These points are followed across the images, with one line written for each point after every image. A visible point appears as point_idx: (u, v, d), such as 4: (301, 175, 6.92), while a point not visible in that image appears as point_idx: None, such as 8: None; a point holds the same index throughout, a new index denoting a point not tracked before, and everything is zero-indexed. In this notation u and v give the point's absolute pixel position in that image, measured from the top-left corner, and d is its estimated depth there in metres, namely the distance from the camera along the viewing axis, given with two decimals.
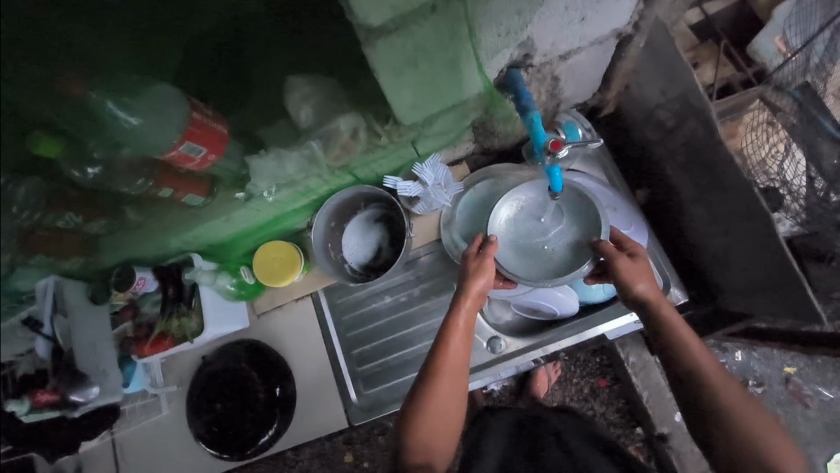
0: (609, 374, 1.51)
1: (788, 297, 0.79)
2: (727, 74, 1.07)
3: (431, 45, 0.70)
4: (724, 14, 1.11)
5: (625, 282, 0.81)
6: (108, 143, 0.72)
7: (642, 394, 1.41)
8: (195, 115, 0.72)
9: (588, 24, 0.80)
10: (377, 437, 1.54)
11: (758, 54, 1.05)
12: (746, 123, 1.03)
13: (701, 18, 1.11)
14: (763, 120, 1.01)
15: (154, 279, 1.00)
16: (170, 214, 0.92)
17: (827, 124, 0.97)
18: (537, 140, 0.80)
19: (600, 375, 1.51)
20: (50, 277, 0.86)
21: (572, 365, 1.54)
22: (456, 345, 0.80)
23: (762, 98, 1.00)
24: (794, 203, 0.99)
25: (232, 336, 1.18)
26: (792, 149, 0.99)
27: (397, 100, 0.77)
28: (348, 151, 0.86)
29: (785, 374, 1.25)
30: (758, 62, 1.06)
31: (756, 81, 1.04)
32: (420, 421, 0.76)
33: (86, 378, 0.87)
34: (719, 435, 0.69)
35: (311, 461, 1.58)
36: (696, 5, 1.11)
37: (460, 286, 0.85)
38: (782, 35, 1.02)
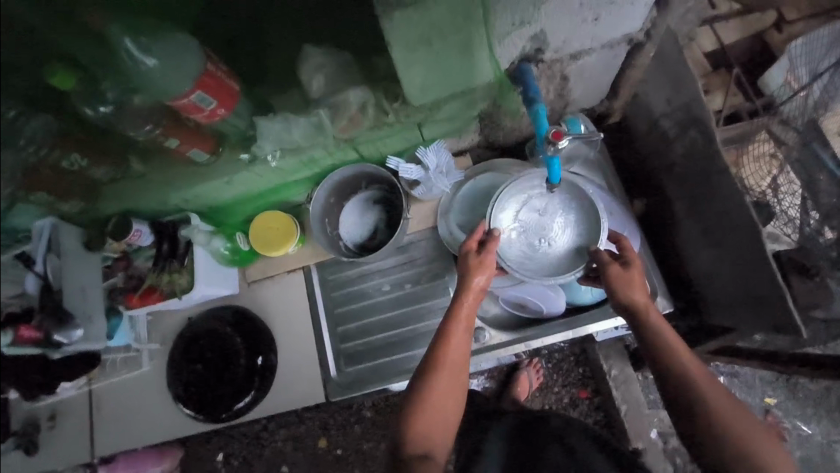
0: (591, 386, 1.52)
1: (769, 311, 0.81)
2: (736, 103, 1.09)
3: (445, 25, 0.72)
4: (738, 43, 1.14)
5: (619, 289, 0.81)
6: (122, 87, 0.75)
7: (620, 408, 1.42)
8: (210, 67, 0.74)
9: (601, 26, 0.82)
10: (354, 424, 1.55)
11: (768, 87, 1.07)
12: (750, 153, 1.01)
13: (717, 46, 1.14)
14: (767, 152, 1.01)
15: (150, 233, 1.01)
16: (174, 169, 0.93)
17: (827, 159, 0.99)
18: (539, 131, 0.82)
19: (581, 386, 1.52)
20: (47, 219, 0.88)
21: (554, 374, 1.55)
22: (458, 339, 0.82)
23: (768, 129, 1.01)
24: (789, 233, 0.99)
25: (219, 301, 1.19)
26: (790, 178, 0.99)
27: (407, 76, 0.79)
28: (355, 124, 0.87)
29: (765, 405, 1.27)
30: (767, 94, 1.08)
31: (763, 112, 1.06)
32: (421, 412, 0.77)
33: (72, 319, 0.88)
34: (710, 441, 0.69)
35: (284, 442, 1.58)
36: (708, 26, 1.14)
37: (461, 280, 0.86)
38: (792, 69, 1.04)
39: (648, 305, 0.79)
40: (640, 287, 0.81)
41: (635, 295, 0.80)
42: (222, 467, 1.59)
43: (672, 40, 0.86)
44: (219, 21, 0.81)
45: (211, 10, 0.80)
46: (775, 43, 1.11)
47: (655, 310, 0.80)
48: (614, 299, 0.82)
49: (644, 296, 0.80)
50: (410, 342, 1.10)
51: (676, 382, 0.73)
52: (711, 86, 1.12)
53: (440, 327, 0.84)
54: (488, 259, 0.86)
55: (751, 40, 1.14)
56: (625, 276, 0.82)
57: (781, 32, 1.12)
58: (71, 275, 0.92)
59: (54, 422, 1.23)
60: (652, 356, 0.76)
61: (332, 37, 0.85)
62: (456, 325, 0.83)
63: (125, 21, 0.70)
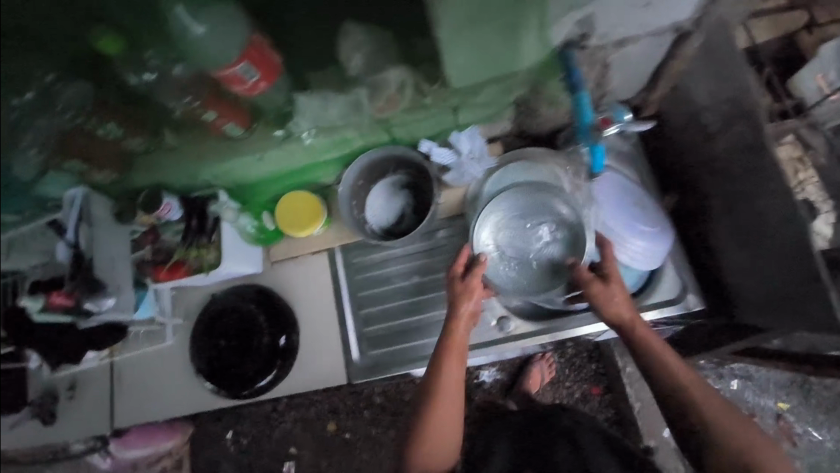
0: (602, 383, 1.50)
1: (808, 311, 0.79)
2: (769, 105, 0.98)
3: (492, 8, 0.74)
4: None
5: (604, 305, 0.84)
6: (164, 58, 0.79)
7: (634, 406, 1.39)
8: (254, 38, 0.73)
9: (651, 12, 0.80)
10: (363, 410, 1.55)
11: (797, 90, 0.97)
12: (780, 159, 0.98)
13: None
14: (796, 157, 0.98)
15: (179, 208, 1.00)
16: (207, 143, 0.92)
17: None
18: (583, 120, 0.82)
19: (593, 382, 1.51)
20: (79, 188, 0.90)
21: (566, 369, 1.53)
22: (453, 357, 0.87)
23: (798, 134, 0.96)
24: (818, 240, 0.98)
25: (242, 279, 1.18)
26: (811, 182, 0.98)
27: (451, 56, 0.78)
28: (392, 105, 0.86)
29: (777, 409, 1.26)
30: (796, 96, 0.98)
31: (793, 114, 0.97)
32: (426, 429, 0.83)
33: (104, 288, 0.87)
34: (714, 461, 0.72)
35: (293, 423, 1.60)
36: None
37: (451, 304, 0.90)
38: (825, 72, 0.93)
39: (633, 320, 0.83)
40: (622, 301, 0.84)
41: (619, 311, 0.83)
42: (231, 445, 1.61)
43: (723, 31, 0.83)
44: None
45: None
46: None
47: (644, 328, 0.82)
48: (600, 314, 0.86)
49: (630, 312, 0.84)
50: (433, 329, 1.10)
51: (671, 396, 0.76)
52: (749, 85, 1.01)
53: (438, 345, 0.89)
54: (476, 281, 0.89)
55: None
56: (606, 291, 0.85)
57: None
58: (102, 246, 0.91)
59: (73, 392, 1.23)
60: (647, 373, 0.79)
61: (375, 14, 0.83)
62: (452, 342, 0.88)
63: None
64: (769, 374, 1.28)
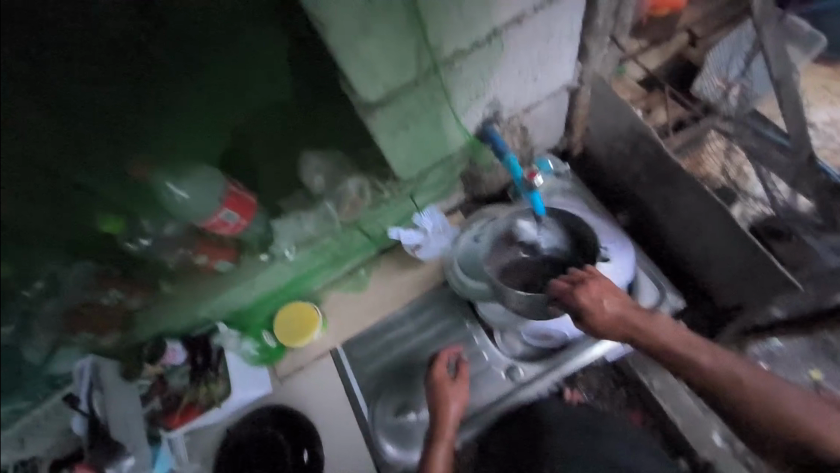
0: (640, 410, 1.37)
1: (763, 278, 0.90)
2: (677, 114, 1.27)
3: (418, 112, 0.83)
4: (665, 67, 1.36)
5: (588, 314, 0.81)
6: (158, 219, 0.84)
7: (675, 424, 1.28)
8: (231, 188, 0.85)
9: (540, 82, 0.96)
10: None
11: (702, 94, 1.26)
12: (709, 151, 1.22)
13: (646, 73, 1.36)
14: (722, 147, 1.21)
15: (183, 349, 1.07)
16: (201, 283, 1.02)
17: (771, 135, 1.10)
18: (515, 175, 0.95)
19: (630, 412, 1.37)
20: (87, 358, 0.92)
21: (599, 404, 1.39)
22: (444, 422, 0.97)
23: (715, 129, 1.19)
24: (754, 191, 1.16)
25: (253, 403, 1.18)
26: (730, 149, 1.20)
27: (394, 158, 0.91)
28: (356, 207, 1.02)
29: None
30: (703, 99, 1.26)
31: (704, 115, 1.23)
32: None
33: (122, 449, 0.89)
34: None
35: None
36: (639, 65, 1.37)
37: (436, 406, 0.99)
38: (719, 75, 1.25)
39: (710, 369, 0.75)
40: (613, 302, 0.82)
41: (608, 325, 0.81)
42: None
43: None
44: (242, 147, 0.88)
45: (236, 136, 0.86)
46: (694, 56, 1.34)
47: (445, 444, 0.94)
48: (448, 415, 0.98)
49: (443, 454, 0.92)
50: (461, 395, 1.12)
51: None
52: (652, 104, 1.32)
53: (432, 427, 0.98)
54: (451, 392, 1.01)
55: (673, 61, 1.36)
56: (581, 276, 0.84)
57: (696, 48, 1.34)
58: (115, 409, 0.93)
59: None
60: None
61: (328, 142, 0.96)
62: (443, 422, 0.97)
63: (169, 162, 0.79)
64: None
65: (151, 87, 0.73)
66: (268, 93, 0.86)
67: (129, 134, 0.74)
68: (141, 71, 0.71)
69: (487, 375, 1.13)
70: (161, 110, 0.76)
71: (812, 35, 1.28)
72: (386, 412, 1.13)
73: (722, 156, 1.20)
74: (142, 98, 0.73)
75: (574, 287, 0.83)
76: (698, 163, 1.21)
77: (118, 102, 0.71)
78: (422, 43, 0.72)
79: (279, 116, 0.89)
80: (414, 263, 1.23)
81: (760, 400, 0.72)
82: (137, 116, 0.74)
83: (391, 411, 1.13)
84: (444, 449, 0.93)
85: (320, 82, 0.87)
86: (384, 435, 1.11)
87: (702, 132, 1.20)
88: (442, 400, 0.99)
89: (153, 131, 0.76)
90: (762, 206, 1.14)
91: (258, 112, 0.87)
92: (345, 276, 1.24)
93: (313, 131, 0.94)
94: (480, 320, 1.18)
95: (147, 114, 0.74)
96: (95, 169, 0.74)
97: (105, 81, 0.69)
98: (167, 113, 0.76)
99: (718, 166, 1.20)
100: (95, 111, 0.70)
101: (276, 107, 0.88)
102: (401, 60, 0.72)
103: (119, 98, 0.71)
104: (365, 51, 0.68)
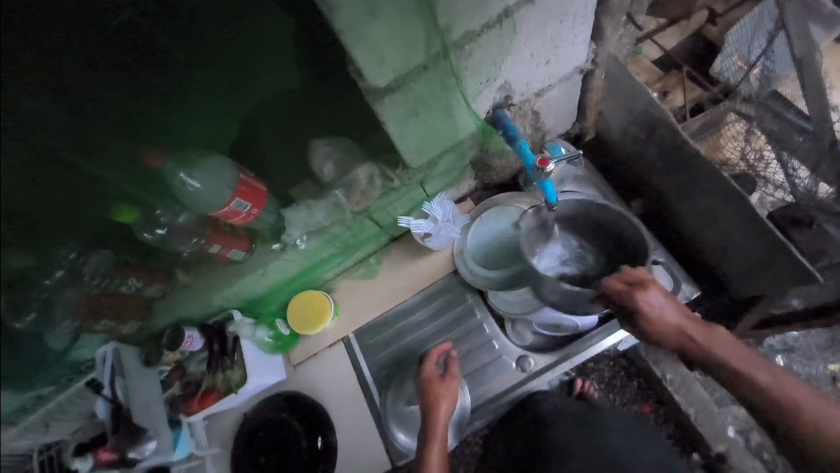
0: (652, 398, 1.36)
1: (783, 269, 0.87)
2: (696, 96, 1.23)
3: (427, 99, 0.82)
4: (683, 47, 1.32)
5: (644, 316, 0.79)
6: (172, 208, 0.85)
7: (688, 413, 1.27)
8: (242, 177, 0.85)
9: (553, 66, 0.94)
10: None
11: (722, 75, 1.23)
12: (727, 135, 1.15)
13: (662, 53, 1.32)
14: (743, 130, 1.13)
15: (200, 337, 1.07)
16: (215, 271, 1.03)
17: (790, 115, 1.07)
18: (527, 162, 0.92)
19: (642, 400, 1.36)
20: (109, 344, 0.93)
21: (611, 393, 1.38)
22: (436, 417, 0.95)
23: (735, 110, 1.14)
24: (775, 176, 1.09)
25: (268, 390, 1.21)
26: (752, 131, 1.12)
27: (403, 146, 0.90)
28: (367, 196, 1.00)
29: (806, 370, 1.29)
30: (722, 80, 1.23)
31: (724, 96, 1.20)
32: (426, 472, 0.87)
33: (145, 433, 0.92)
34: None
35: None
36: (655, 45, 1.32)
37: (427, 404, 0.99)
38: (738, 55, 1.21)
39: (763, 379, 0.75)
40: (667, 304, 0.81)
41: (661, 328, 0.79)
42: None
43: (615, 64, 0.96)
44: (249, 135, 0.88)
45: (244, 124, 0.86)
46: (714, 36, 1.29)
47: (437, 440, 0.92)
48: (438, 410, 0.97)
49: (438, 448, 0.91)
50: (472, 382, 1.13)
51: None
52: (670, 87, 1.27)
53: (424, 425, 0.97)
54: (442, 387, 1.00)
55: (690, 40, 1.31)
56: (639, 277, 0.81)
57: (715, 26, 1.29)
58: (136, 395, 0.95)
59: None
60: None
61: (337, 131, 0.95)
62: (434, 418, 0.96)
63: (178, 151, 0.79)
64: (806, 340, 1.31)
65: (158, 81, 0.73)
66: (274, 81, 0.85)
67: (138, 123, 0.74)
68: (145, 65, 0.71)
69: (498, 363, 1.13)
70: (167, 102, 0.75)
71: (837, 12, 1.22)
72: (398, 399, 1.14)
73: (743, 139, 1.13)
74: (151, 87, 0.73)
75: (632, 285, 0.80)
76: (715, 147, 1.15)
77: (127, 93, 0.71)
78: (431, 27, 0.71)
79: (286, 105, 0.89)
80: (424, 252, 1.23)
81: (792, 412, 0.73)
82: (145, 108, 0.73)
83: (403, 399, 1.14)
84: (439, 444, 0.92)
85: (329, 69, 0.85)
86: (395, 422, 1.13)
87: (721, 114, 1.15)
88: (433, 396, 0.99)
89: (159, 123, 0.76)
90: (782, 192, 1.09)
91: (265, 100, 0.86)
92: (356, 265, 1.25)
93: (321, 119, 0.94)
94: (490, 309, 1.18)
95: (156, 102, 0.74)
96: (105, 157, 0.74)
97: (113, 75, 0.68)
98: (174, 101, 0.76)
99: (737, 151, 1.13)
100: (104, 105, 0.69)
101: (283, 96, 0.87)
102: (409, 45, 0.71)
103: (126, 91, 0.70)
104: (372, 36, 0.67)
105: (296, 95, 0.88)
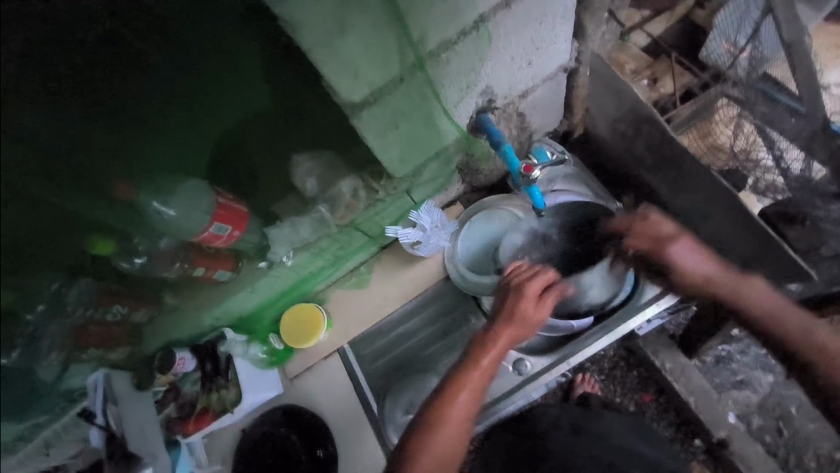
0: (653, 387, 1.36)
1: (776, 265, 0.86)
2: (685, 82, 1.22)
3: (406, 110, 0.80)
4: (670, 32, 1.29)
5: (679, 269, 0.92)
6: (151, 237, 0.82)
7: (688, 402, 1.27)
8: (220, 200, 0.84)
9: (535, 67, 0.91)
10: None
11: (711, 59, 1.20)
12: (718, 120, 1.12)
13: (649, 40, 1.29)
14: (734, 115, 1.10)
15: (192, 358, 1.06)
16: (202, 292, 1.01)
17: (783, 98, 1.04)
18: (512, 168, 0.90)
19: (643, 389, 1.36)
20: (100, 371, 0.92)
21: (611, 385, 1.38)
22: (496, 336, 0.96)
23: (725, 95, 1.11)
24: (766, 161, 1.07)
25: (265, 405, 1.19)
26: (740, 118, 1.09)
27: (386, 157, 0.88)
28: (352, 209, 1.00)
29: None
30: (712, 65, 1.20)
31: (713, 82, 1.18)
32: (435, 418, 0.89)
33: (140, 460, 0.91)
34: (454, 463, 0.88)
35: None
36: (642, 31, 1.29)
37: (498, 318, 0.97)
38: (728, 38, 1.17)
39: (796, 326, 0.80)
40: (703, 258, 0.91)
41: (685, 279, 0.92)
42: None
43: (599, 61, 0.94)
44: (223, 161, 0.85)
45: (215, 153, 0.84)
46: (702, 19, 1.27)
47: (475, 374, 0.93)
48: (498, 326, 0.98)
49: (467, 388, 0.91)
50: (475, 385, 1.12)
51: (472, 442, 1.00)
52: (658, 73, 1.26)
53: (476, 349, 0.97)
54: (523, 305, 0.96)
55: (678, 25, 1.29)
56: (668, 234, 0.93)
57: (702, 10, 1.26)
58: (130, 420, 0.95)
59: None
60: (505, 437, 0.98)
61: (318, 145, 0.94)
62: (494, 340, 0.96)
63: (149, 180, 0.76)
64: None
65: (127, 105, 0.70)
66: (240, 104, 0.83)
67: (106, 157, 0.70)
68: (111, 94, 0.68)
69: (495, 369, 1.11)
70: (139, 132, 0.73)
71: None
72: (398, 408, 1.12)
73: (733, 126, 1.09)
74: (117, 118, 0.70)
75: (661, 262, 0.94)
76: (703, 135, 1.13)
77: (91, 127, 0.67)
78: (404, 38, 0.68)
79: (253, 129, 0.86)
80: (415, 259, 1.21)
81: (778, 334, 0.81)
82: (112, 140, 0.70)
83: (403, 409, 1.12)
84: (468, 387, 0.91)
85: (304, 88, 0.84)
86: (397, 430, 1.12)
87: (710, 101, 1.13)
88: (480, 344, 0.97)
89: (126, 152, 0.72)
90: (772, 172, 1.06)
91: (234, 126, 0.83)
92: (346, 275, 1.23)
93: (291, 139, 0.91)
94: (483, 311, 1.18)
95: (121, 134, 0.71)
96: (73, 192, 0.68)
97: (78, 106, 0.65)
98: (142, 132, 0.73)
99: (728, 136, 1.11)
100: (68, 135, 0.65)
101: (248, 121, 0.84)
102: (382, 57, 0.68)
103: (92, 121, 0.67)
104: (343, 51, 0.64)
105: (261, 119, 0.86)
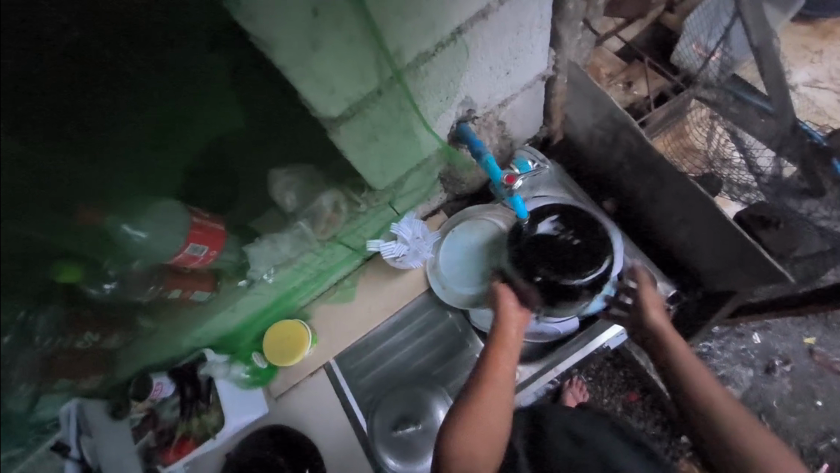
0: (638, 386, 1.38)
1: (757, 270, 0.88)
2: (660, 85, 1.25)
3: (386, 122, 0.79)
4: (643, 37, 1.32)
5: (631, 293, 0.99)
6: (121, 260, 0.77)
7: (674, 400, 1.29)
8: (196, 220, 0.79)
9: (514, 76, 0.92)
10: None
11: (683, 62, 1.24)
12: (691, 121, 1.16)
13: (622, 45, 1.32)
14: (706, 115, 1.13)
15: (170, 382, 1.03)
16: (180, 315, 0.97)
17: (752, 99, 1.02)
18: (495, 178, 0.93)
19: (628, 389, 1.38)
20: (71, 402, 0.89)
21: (598, 386, 1.39)
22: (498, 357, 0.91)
23: (696, 98, 1.15)
24: (739, 161, 1.04)
25: (248, 428, 1.15)
26: (714, 121, 1.10)
27: (368, 170, 0.86)
28: (333, 223, 0.98)
29: (782, 346, 1.33)
30: (684, 68, 1.24)
31: (684, 85, 1.22)
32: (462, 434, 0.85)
33: None
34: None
35: None
36: (616, 36, 1.32)
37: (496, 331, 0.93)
38: (698, 42, 1.21)
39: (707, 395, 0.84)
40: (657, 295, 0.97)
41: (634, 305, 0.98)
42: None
43: (576, 69, 0.95)
44: (197, 179, 0.83)
45: (188, 172, 0.81)
46: (673, 24, 1.30)
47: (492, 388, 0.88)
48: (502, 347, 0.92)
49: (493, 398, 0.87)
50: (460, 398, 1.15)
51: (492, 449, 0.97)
52: (633, 77, 1.28)
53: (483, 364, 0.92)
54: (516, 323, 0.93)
55: (649, 30, 1.32)
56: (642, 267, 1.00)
57: (672, 14, 1.29)
58: (105, 451, 0.93)
59: None
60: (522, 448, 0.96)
61: (294, 158, 0.92)
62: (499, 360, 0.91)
63: (116, 203, 0.71)
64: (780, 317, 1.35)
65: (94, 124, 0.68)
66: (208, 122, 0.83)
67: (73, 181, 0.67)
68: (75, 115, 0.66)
69: None
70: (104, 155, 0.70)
71: None
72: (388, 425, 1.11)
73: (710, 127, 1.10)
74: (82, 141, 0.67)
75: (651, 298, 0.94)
76: (681, 136, 1.17)
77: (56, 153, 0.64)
78: (381, 53, 0.67)
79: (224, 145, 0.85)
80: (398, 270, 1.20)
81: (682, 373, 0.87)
82: (78, 167, 0.67)
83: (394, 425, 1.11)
84: (492, 400, 0.87)
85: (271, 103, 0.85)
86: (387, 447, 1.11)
87: (684, 103, 1.18)
88: (497, 346, 0.92)
89: (94, 175, 0.69)
90: (746, 173, 1.03)
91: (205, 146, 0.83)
92: (330, 288, 1.21)
93: (266, 156, 0.91)
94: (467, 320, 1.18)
95: (87, 158, 0.68)
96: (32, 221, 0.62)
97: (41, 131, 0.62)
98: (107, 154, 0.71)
99: (702, 137, 1.13)
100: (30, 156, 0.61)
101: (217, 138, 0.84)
102: (361, 71, 0.67)
103: (52, 141, 0.63)
104: (319, 66, 0.63)
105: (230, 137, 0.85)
